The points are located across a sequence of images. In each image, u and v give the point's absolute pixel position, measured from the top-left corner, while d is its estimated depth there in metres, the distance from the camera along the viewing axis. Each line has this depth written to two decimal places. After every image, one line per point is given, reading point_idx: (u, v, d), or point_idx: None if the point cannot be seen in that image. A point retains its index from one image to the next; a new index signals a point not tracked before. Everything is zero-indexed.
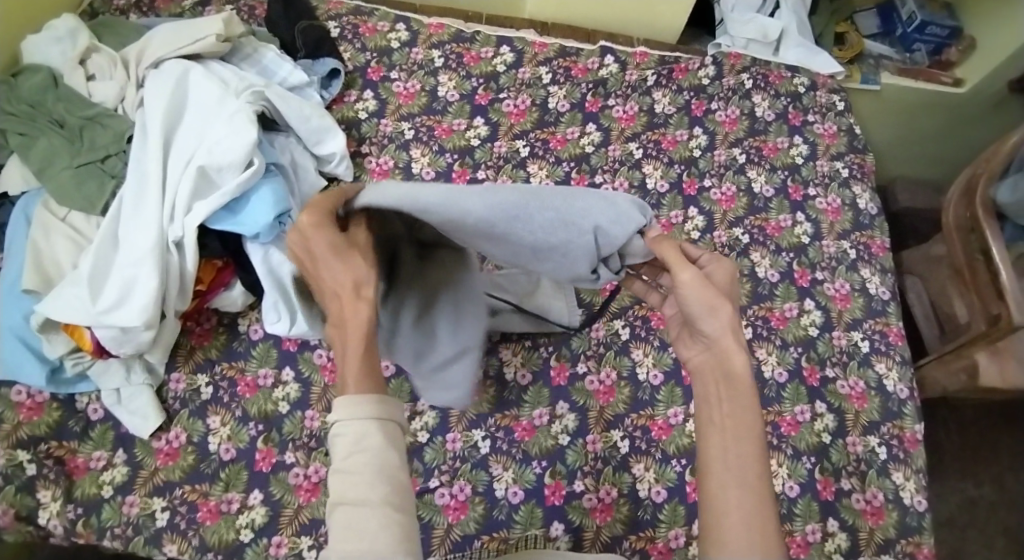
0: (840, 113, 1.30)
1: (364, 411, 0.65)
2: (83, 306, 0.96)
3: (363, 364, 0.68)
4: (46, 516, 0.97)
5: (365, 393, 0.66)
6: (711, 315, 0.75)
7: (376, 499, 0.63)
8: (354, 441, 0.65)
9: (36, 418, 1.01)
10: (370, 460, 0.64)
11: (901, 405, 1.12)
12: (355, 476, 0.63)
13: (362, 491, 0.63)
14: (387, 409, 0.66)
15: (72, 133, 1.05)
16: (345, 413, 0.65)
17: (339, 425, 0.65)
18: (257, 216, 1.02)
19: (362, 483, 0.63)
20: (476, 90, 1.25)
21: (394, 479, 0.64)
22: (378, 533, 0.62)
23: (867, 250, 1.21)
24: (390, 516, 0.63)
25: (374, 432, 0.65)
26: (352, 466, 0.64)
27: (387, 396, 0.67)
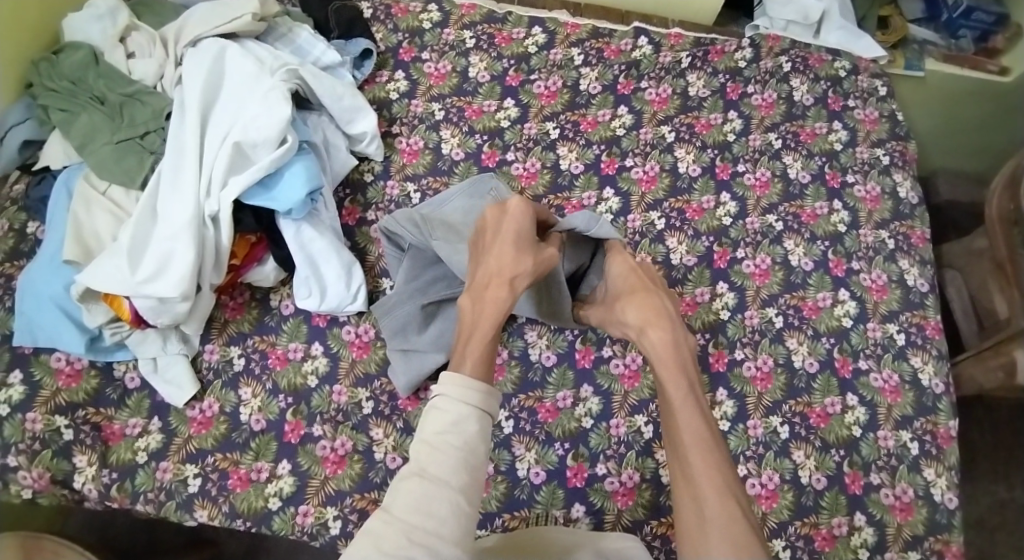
0: (882, 99, 1.27)
1: (470, 397, 0.77)
2: (122, 277, 0.99)
3: (486, 348, 0.86)
4: (81, 480, 1.01)
5: (477, 382, 0.78)
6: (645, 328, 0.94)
7: (456, 487, 0.73)
8: (452, 422, 0.76)
9: (75, 385, 1.04)
10: (461, 448, 0.74)
11: (936, 400, 1.10)
12: (443, 455, 0.74)
13: (445, 472, 0.73)
14: (491, 406, 0.78)
15: (113, 109, 1.08)
16: (452, 394, 0.77)
17: (445, 401, 0.77)
18: (290, 192, 1.04)
19: (447, 464, 0.73)
20: (507, 71, 1.24)
21: (472, 473, 0.74)
22: (446, 517, 0.71)
23: (906, 240, 1.18)
24: (461, 506, 0.72)
25: (473, 423, 0.76)
26: (444, 445, 0.74)
27: (492, 395, 0.79)
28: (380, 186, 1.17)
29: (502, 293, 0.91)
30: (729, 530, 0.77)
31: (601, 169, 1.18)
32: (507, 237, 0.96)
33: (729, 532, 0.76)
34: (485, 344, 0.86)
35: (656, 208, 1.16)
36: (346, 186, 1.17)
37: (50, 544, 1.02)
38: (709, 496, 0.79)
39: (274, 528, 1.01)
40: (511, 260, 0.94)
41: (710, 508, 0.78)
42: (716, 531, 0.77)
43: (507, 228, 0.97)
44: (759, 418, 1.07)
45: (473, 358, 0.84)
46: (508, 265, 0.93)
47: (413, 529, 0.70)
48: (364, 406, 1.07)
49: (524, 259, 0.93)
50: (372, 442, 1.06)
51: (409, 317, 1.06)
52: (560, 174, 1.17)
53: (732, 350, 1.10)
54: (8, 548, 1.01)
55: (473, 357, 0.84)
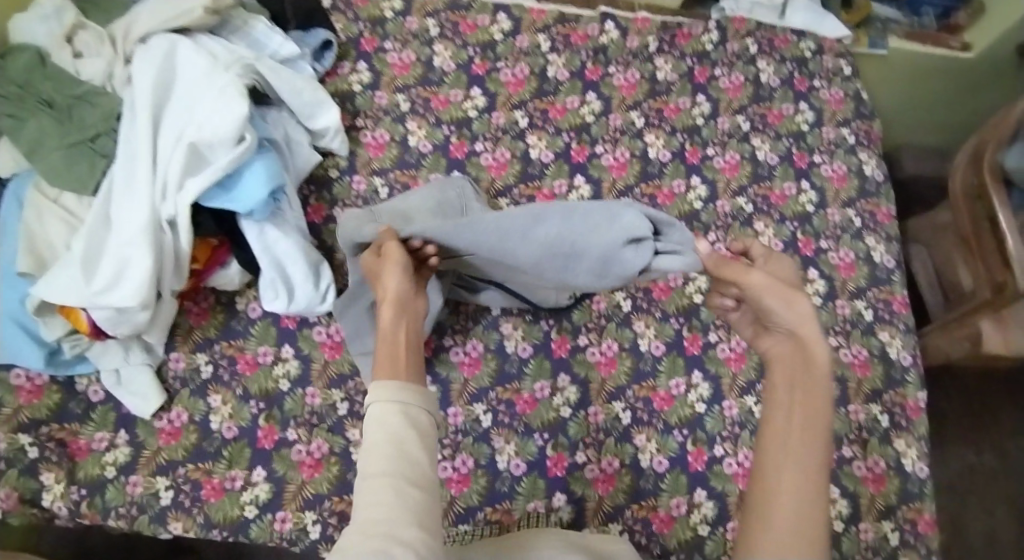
0: (847, 78, 1.27)
1: (387, 393, 0.71)
2: (77, 288, 0.95)
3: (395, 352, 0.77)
4: (50, 498, 0.98)
5: (393, 381, 0.73)
6: (789, 306, 0.79)
7: (399, 475, 0.67)
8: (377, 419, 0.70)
9: (36, 401, 1.02)
10: (395, 440, 0.69)
11: (904, 372, 1.13)
12: (378, 450, 0.68)
13: (384, 463, 0.67)
14: (420, 398, 0.73)
15: (62, 113, 1.03)
16: (372, 393, 0.72)
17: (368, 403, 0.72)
18: (251, 192, 1.00)
19: (384, 456, 0.67)
20: (473, 60, 1.22)
21: (413, 459, 0.68)
22: (400, 506, 0.65)
23: (872, 218, 1.19)
24: (409, 493, 0.66)
25: (401, 414, 0.71)
26: (375, 440, 0.68)
27: (416, 388, 0.73)
28: (346, 181, 1.14)
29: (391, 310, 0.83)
30: (805, 537, 0.67)
31: (571, 157, 1.16)
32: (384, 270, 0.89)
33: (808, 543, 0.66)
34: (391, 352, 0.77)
35: (627, 195, 1.14)
36: (311, 183, 1.13)
37: None
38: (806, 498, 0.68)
39: (252, 536, 0.99)
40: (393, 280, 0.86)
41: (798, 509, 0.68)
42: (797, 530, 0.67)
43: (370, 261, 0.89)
44: (734, 398, 1.10)
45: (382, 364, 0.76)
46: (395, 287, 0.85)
47: (370, 526, 0.63)
48: (340, 407, 1.06)
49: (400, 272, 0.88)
50: (349, 443, 1.04)
51: (361, 319, 1.04)
52: (530, 164, 1.15)
53: (706, 333, 1.13)
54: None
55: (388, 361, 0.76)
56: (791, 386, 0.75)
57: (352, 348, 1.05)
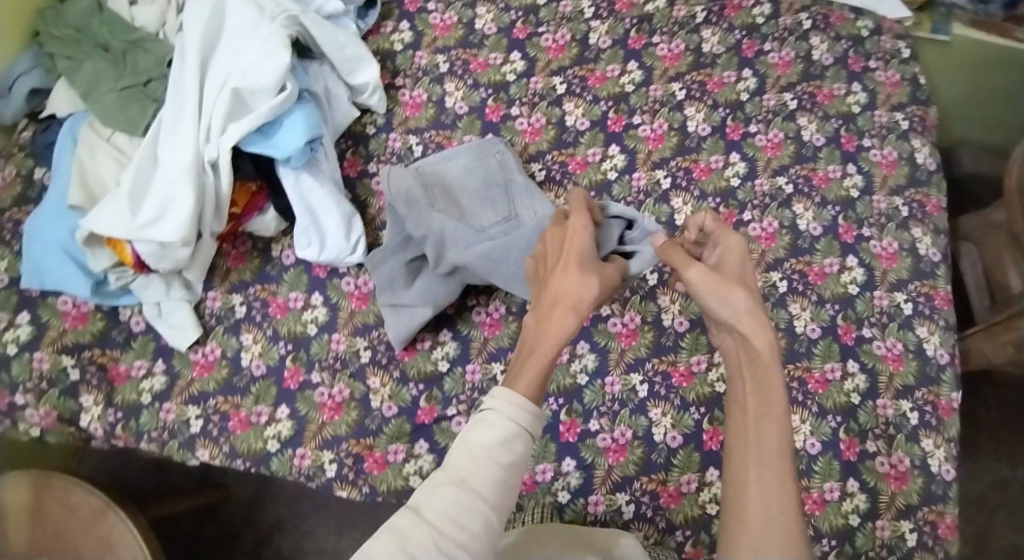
0: (905, 61, 1.21)
1: (519, 418, 0.72)
2: (123, 221, 1.00)
3: (545, 368, 0.76)
4: (87, 419, 1.05)
5: (526, 401, 0.73)
6: (724, 298, 0.81)
7: (491, 504, 0.70)
8: (498, 438, 0.71)
9: (81, 327, 1.08)
10: (505, 467, 0.70)
11: (939, 371, 1.09)
12: (485, 470, 0.70)
13: (485, 487, 0.70)
14: (531, 437, 0.73)
15: (117, 56, 1.09)
16: (500, 403, 0.73)
17: (493, 413, 0.72)
18: (289, 140, 1.04)
19: (489, 480, 0.70)
20: (515, 23, 1.22)
21: (506, 492, 0.71)
22: (478, 532, 0.68)
23: (920, 208, 1.14)
24: (491, 524, 0.69)
25: (520, 445, 0.72)
26: (486, 458, 0.70)
27: (538, 415, 0.74)
28: (382, 138, 1.16)
29: (567, 318, 0.79)
30: (780, 526, 0.71)
31: (607, 126, 1.16)
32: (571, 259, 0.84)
33: (782, 534, 0.71)
34: (546, 365, 0.77)
35: (663, 166, 1.14)
36: (348, 138, 1.16)
37: (59, 480, 1.06)
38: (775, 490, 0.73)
39: (272, 469, 1.05)
40: (572, 281, 0.82)
41: (772, 498, 0.72)
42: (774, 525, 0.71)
43: (570, 248, 0.86)
44: None
45: (529, 378, 0.75)
46: (574, 287, 0.81)
47: (442, 537, 0.67)
48: (362, 355, 1.09)
49: (590, 279, 0.82)
50: (369, 390, 1.07)
51: (394, 272, 1.06)
52: (565, 131, 1.15)
53: None
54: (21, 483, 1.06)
55: (532, 375, 0.76)
56: (744, 380, 0.79)
57: (382, 300, 1.06)
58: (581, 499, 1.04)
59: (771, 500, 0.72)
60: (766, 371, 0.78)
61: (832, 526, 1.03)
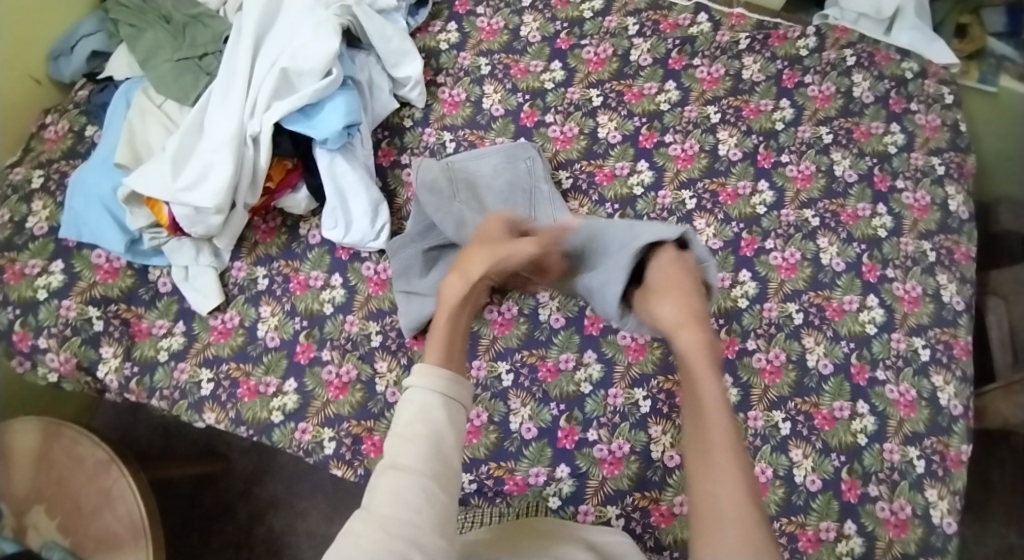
0: (948, 107, 1.18)
1: (436, 385, 0.84)
2: (164, 182, 1.06)
3: (451, 335, 0.92)
4: (105, 369, 1.10)
5: (444, 369, 0.86)
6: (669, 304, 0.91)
7: (426, 473, 0.79)
8: (419, 410, 0.83)
9: (110, 281, 1.12)
10: (428, 437, 0.80)
11: (951, 422, 1.06)
12: (413, 446, 0.80)
13: (416, 461, 0.79)
14: (458, 391, 0.85)
15: (177, 28, 1.16)
16: (420, 377, 0.85)
17: (414, 391, 0.84)
18: (329, 122, 1.08)
19: (417, 455, 0.79)
20: (559, 34, 1.23)
21: (443, 462, 0.80)
22: (419, 505, 0.77)
23: (949, 256, 1.12)
24: (430, 492, 0.78)
25: (441, 410, 0.83)
26: (413, 436, 0.80)
27: (458, 378, 0.86)
28: (418, 132, 1.19)
29: (459, 284, 0.97)
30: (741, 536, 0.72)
31: (638, 142, 1.17)
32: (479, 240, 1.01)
33: (740, 529, 0.72)
34: (456, 346, 0.90)
35: (689, 187, 1.15)
36: (385, 128, 1.20)
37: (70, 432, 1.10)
38: (728, 496, 0.74)
39: (274, 439, 1.08)
40: (478, 259, 0.99)
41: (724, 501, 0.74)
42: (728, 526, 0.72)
43: (494, 234, 1.01)
44: (762, 410, 1.07)
45: (435, 345, 0.89)
46: (458, 289, 0.97)
47: (390, 521, 0.75)
48: (373, 339, 1.11)
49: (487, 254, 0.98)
50: (375, 374, 1.10)
51: (410, 260, 1.10)
52: (597, 142, 1.17)
53: (745, 339, 1.10)
54: (35, 429, 1.11)
55: (439, 347, 0.88)
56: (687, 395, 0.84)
57: (399, 285, 1.10)
58: (571, 507, 1.04)
59: (726, 505, 0.74)
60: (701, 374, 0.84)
61: None
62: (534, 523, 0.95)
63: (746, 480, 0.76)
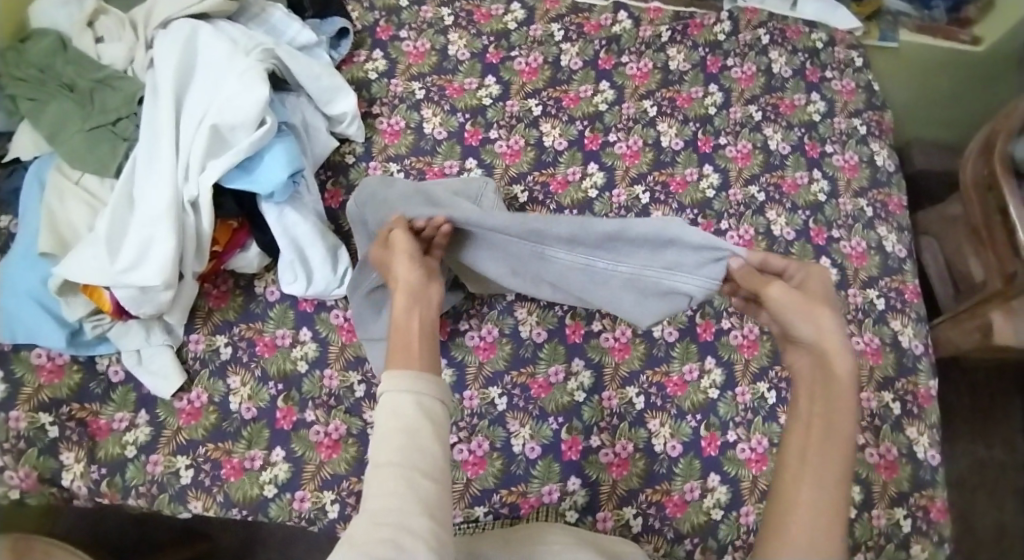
0: (858, 70, 1.29)
1: (408, 386, 0.74)
2: (100, 265, 0.97)
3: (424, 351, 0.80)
4: (70, 477, 1.00)
5: (411, 375, 0.75)
6: (808, 321, 0.82)
7: (411, 466, 0.70)
8: (394, 412, 0.73)
9: (57, 381, 1.03)
10: (407, 431, 0.71)
11: (915, 361, 1.13)
12: (391, 441, 0.71)
13: (395, 454, 0.70)
14: (433, 389, 0.75)
15: (83, 96, 1.07)
16: (391, 384, 0.75)
17: (385, 397, 0.74)
18: (271, 175, 1.03)
19: (397, 448, 0.70)
20: (487, 48, 1.26)
21: (426, 454, 0.71)
22: (407, 492, 0.69)
23: (884, 208, 1.20)
24: (419, 483, 0.70)
25: (417, 406, 0.74)
26: (388, 433, 0.71)
27: (432, 379, 0.76)
28: (362, 167, 1.17)
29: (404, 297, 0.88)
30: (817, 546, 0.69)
31: (585, 145, 1.20)
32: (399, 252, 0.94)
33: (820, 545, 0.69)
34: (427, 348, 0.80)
35: (641, 181, 1.18)
36: (328, 168, 1.17)
37: (39, 545, 1.04)
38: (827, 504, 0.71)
39: (271, 515, 1.02)
40: (406, 272, 0.91)
41: (817, 505, 0.71)
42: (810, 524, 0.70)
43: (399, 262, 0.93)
44: (747, 385, 1.10)
45: (399, 355, 0.79)
46: (407, 276, 0.91)
47: (380, 513, 0.68)
48: (356, 389, 1.07)
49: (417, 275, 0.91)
50: (366, 425, 1.06)
51: (363, 306, 1.06)
52: (544, 151, 1.19)
53: (719, 319, 1.13)
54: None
55: (414, 357, 0.78)
56: (812, 391, 0.80)
57: (359, 332, 1.06)
58: (589, 517, 1.04)
59: (819, 509, 0.71)
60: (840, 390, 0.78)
61: None
62: (531, 527, 0.93)
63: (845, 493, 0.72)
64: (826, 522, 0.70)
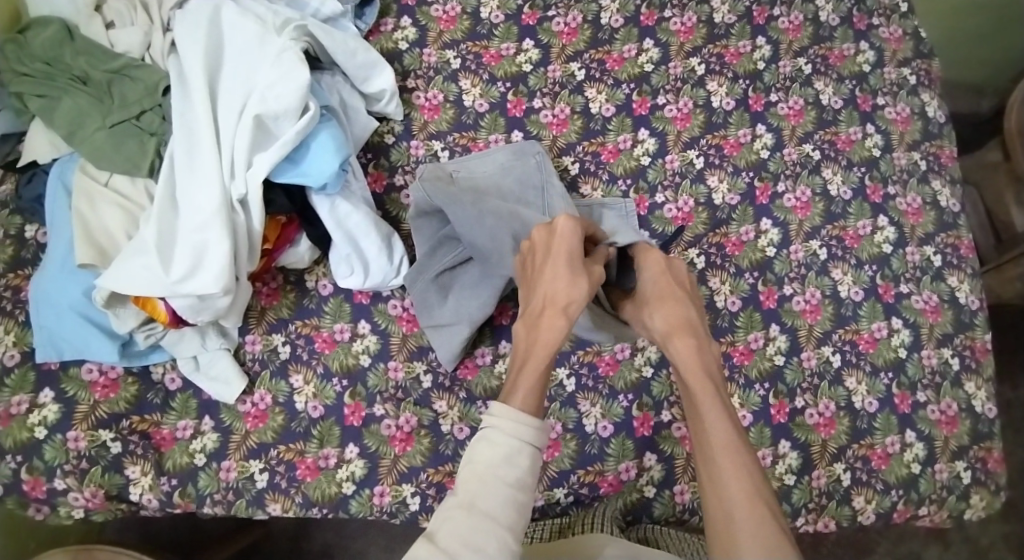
0: (904, 16, 1.24)
1: (526, 436, 0.74)
2: (152, 276, 0.91)
3: (538, 383, 0.80)
4: (139, 491, 0.97)
5: (527, 418, 0.75)
6: (658, 314, 0.91)
7: (504, 523, 0.70)
8: (503, 457, 0.72)
9: (113, 395, 0.98)
10: (509, 486, 0.71)
11: (972, 316, 1.13)
12: (492, 489, 0.71)
13: (495, 506, 0.70)
14: (536, 450, 0.74)
15: (101, 89, 0.99)
16: (501, 425, 0.74)
17: (494, 432, 0.74)
18: (321, 165, 0.97)
19: (497, 498, 0.70)
20: (522, 9, 1.18)
21: (521, 511, 0.72)
22: (494, 550, 0.69)
23: (937, 161, 1.18)
24: (507, 543, 0.69)
25: (527, 458, 0.73)
26: (492, 478, 0.71)
27: (542, 437, 0.75)
28: (404, 147, 1.11)
29: (557, 321, 0.84)
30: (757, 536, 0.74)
31: (633, 110, 1.15)
32: (558, 254, 0.88)
33: (756, 531, 0.74)
34: (538, 377, 0.80)
35: (694, 146, 1.15)
36: (368, 150, 1.10)
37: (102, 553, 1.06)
38: (737, 497, 0.77)
39: (352, 512, 1.00)
40: (563, 286, 0.86)
41: (735, 501, 0.77)
42: (743, 525, 0.75)
43: (559, 247, 0.89)
44: (812, 349, 1.09)
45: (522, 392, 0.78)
46: (567, 293, 0.85)
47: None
48: (423, 380, 1.05)
49: (579, 284, 0.85)
50: (437, 415, 1.03)
51: (427, 290, 1.03)
52: (592, 119, 1.14)
53: (781, 286, 1.11)
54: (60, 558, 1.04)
55: (524, 392, 0.78)
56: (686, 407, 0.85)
57: (422, 322, 1.02)
58: (667, 491, 1.04)
59: (737, 505, 0.77)
60: (698, 388, 0.84)
61: (899, 476, 1.07)
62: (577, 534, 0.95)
63: (751, 473, 0.79)
64: (752, 508, 0.76)
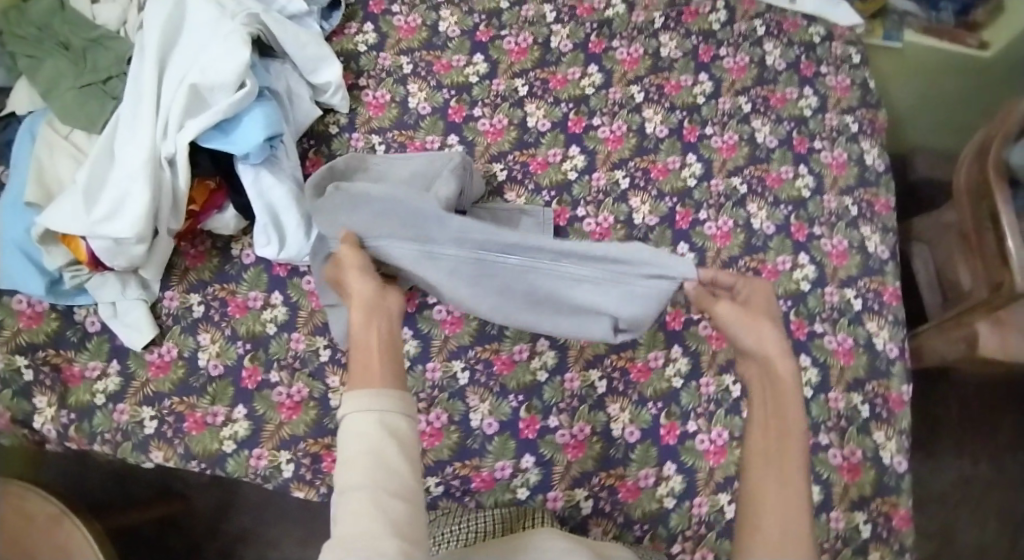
0: (855, 66, 1.26)
1: (368, 404, 0.71)
2: (78, 217, 1.00)
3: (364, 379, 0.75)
4: (41, 420, 1.04)
5: (363, 394, 0.71)
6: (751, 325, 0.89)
7: (379, 483, 0.68)
8: (357, 433, 0.70)
9: (35, 327, 1.07)
10: (372, 451, 0.68)
11: (888, 364, 1.11)
12: (356, 463, 0.68)
13: (363, 473, 0.68)
14: (399, 404, 0.72)
15: (78, 55, 1.11)
16: (351, 408, 0.71)
17: (348, 420, 0.71)
18: (247, 137, 1.04)
19: (363, 468, 0.68)
20: (478, 27, 1.26)
21: (398, 467, 0.69)
22: (377, 514, 0.66)
23: (869, 208, 1.18)
24: (390, 502, 0.67)
25: (379, 424, 0.70)
26: (354, 455, 0.68)
27: (397, 392, 0.73)
28: (345, 138, 1.18)
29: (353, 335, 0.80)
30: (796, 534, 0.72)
31: (568, 127, 1.19)
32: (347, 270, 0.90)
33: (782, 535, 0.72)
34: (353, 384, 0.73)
35: (622, 167, 1.17)
36: (311, 137, 1.18)
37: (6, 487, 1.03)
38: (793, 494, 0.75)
39: (229, 470, 1.04)
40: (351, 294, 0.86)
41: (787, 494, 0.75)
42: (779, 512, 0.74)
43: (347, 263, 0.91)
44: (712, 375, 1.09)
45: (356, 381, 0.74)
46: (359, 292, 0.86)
47: (354, 538, 0.65)
48: (322, 353, 1.09)
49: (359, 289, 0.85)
50: (328, 389, 1.07)
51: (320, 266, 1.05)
52: (527, 132, 1.19)
53: (688, 310, 1.12)
54: None
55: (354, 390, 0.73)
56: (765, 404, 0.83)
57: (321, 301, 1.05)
58: (540, 495, 1.04)
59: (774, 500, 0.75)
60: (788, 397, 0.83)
61: None
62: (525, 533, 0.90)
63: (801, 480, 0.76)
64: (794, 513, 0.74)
